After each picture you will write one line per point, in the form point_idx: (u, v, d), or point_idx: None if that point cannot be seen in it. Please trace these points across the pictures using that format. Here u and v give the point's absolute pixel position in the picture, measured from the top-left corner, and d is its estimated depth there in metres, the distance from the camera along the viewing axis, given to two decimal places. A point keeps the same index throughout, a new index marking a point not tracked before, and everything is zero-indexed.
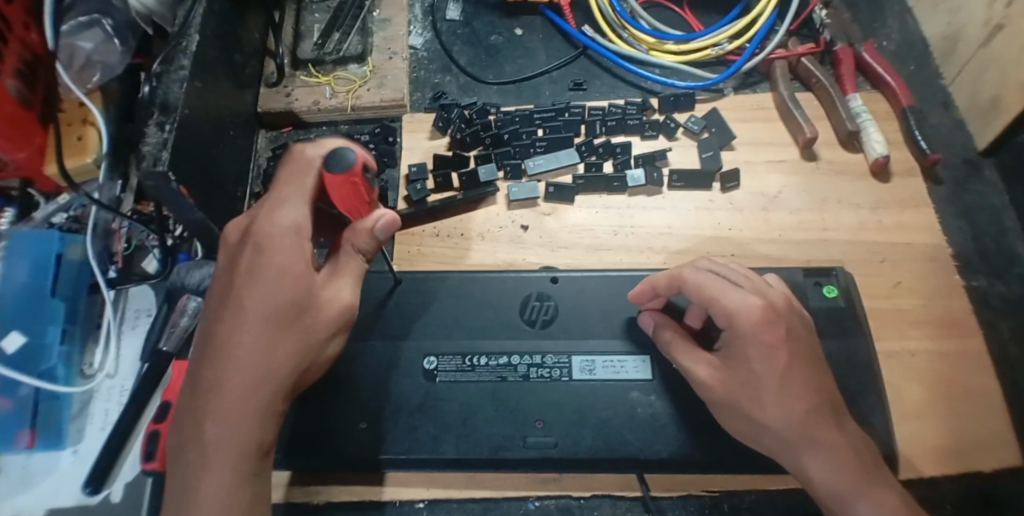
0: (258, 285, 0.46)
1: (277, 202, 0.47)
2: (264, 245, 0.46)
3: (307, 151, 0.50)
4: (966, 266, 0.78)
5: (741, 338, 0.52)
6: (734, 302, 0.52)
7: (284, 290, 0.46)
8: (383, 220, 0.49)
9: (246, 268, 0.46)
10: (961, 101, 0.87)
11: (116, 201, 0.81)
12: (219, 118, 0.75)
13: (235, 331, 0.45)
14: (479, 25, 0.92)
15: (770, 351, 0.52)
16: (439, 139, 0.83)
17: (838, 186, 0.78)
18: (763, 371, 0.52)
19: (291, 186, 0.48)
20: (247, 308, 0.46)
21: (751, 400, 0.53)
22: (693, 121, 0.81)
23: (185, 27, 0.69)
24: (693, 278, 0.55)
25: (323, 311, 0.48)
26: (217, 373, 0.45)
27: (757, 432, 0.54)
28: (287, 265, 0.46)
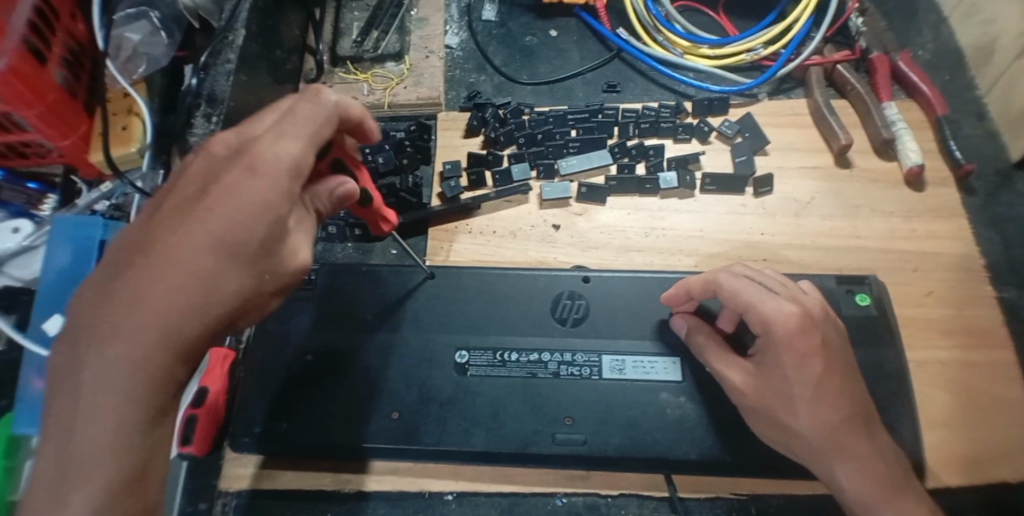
0: (228, 211, 0.38)
1: (280, 132, 0.41)
2: (252, 170, 0.39)
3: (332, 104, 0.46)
4: (998, 277, 0.78)
5: (777, 345, 0.53)
6: (771, 309, 0.54)
7: (257, 229, 0.39)
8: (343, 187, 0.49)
9: (218, 187, 0.39)
10: (997, 112, 0.86)
11: (157, 190, 0.81)
12: (259, 112, 0.77)
13: (186, 254, 0.37)
14: (513, 26, 0.93)
15: (805, 358, 0.53)
16: (473, 137, 0.84)
17: (870, 194, 0.78)
18: (796, 378, 0.53)
19: (304, 120, 0.43)
20: (206, 233, 0.37)
21: (784, 406, 0.54)
22: (727, 125, 0.81)
23: (232, 23, 0.72)
24: (729, 284, 0.57)
25: (281, 266, 0.42)
26: (149, 285, 0.36)
27: (789, 439, 0.55)
28: (263, 195, 0.39)
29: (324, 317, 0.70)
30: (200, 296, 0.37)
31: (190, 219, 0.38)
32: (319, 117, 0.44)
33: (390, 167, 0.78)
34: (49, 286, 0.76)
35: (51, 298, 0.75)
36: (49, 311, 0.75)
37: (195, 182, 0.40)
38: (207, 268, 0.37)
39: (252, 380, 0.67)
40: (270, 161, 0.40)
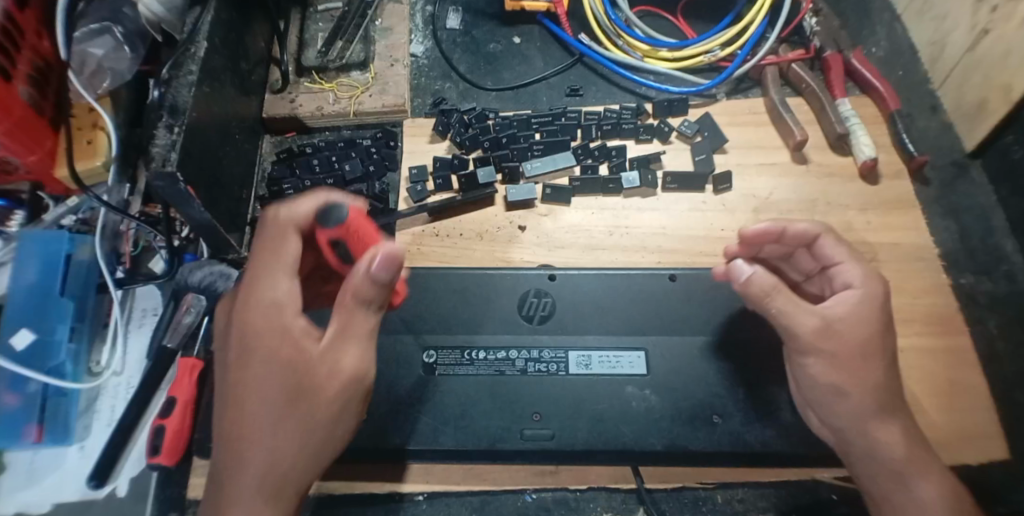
0: (253, 373, 0.47)
1: (257, 285, 0.48)
2: (248, 324, 0.47)
3: (291, 218, 0.51)
4: (954, 265, 0.80)
5: (870, 301, 0.55)
6: (864, 268, 0.57)
7: (276, 378, 0.47)
8: (380, 257, 0.44)
9: (235, 347, 0.48)
10: (948, 105, 0.88)
11: (125, 203, 0.82)
12: (227, 123, 0.77)
13: (239, 416, 0.47)
14: (478, 34, 0.95)
15: (887, 319, 0.56)
16: (439, 143, 0.84)
17: (827, 188, 0.80)
18: (883, 337, 0.55)
19: (271, 251, 0.50)
20: (246, 392, 0.47)
21: (867, 359, 0.54)
22: (686, 125, 0.83)
23: (194, 34, 0.73)
24: (837, 239, 0.59)
25: (324, 389, 0.47)
26: (234, 461, 0.47)
27: (851, 389, 0.54)
28: (269, 351, 0.47)
29: None
30: (272, 457, 0.47)
31: (234, 388, 0.47)
32: (284, 235, 0.50)
33: (357, 175, 0.82)
34: (17, 301, 0.75)
35: (17, 313, 0.74)
36: (15, 326, 0.74)
37: (222, 363, 0.49)
38: (261, 419, 0.47)
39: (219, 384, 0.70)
40: (255, 311, 0.47)
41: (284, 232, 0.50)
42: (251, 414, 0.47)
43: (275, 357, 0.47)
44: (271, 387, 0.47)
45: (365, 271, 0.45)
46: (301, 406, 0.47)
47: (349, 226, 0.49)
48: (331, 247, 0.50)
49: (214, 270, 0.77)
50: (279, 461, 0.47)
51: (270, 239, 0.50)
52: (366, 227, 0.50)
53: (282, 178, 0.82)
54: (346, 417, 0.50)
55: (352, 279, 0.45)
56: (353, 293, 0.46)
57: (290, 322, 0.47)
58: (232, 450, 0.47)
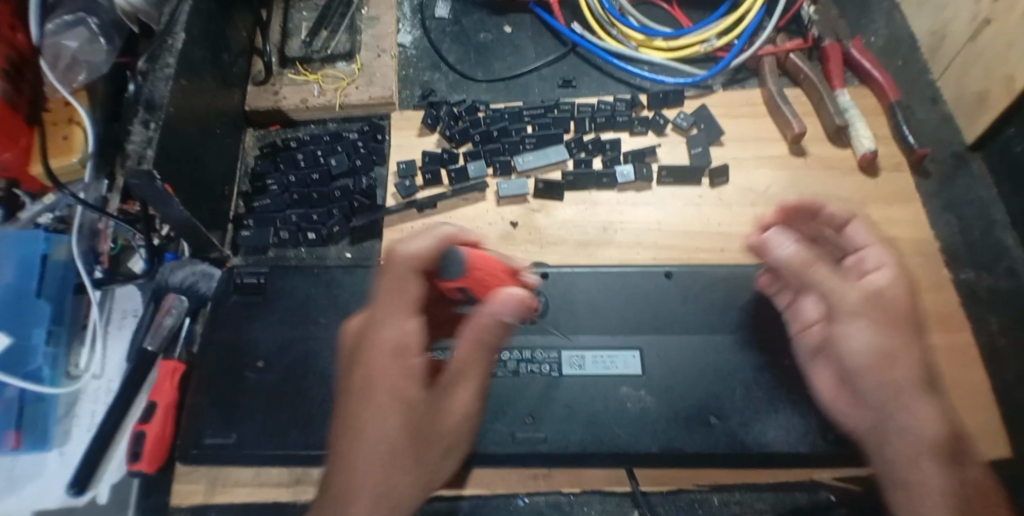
0: (364, 412, 0.43)
1: (377, 322, 0.44)
2: (371, 366, 0.44)
3: (412, 255, 0.45)
4: (955, 260, 0.78)
5: (894, 277, 0.55)
6: (888, 251, 0.58)
7: (396, 419, 0.43)
8: (508, 303, 0.44)
9: (354, 380, 0.44)
10: (949, 96, 0.86)
11: (103, 200, 0.78)
12: (208, 117, 0.75)
13: (348, 452, 0.43)
14: (467, 23, 0.92)
15: (914, 297, 0.55)
16: (428, 136, 0.82)
17: (826, 181, 0.78)
18: (906, 307, 0.53)
19: (394, 289, 0.45)
20: (362, 435, 0.43)
21: (897, 329, 0.52)
22: (682, 117, 0.81)
23: (172, 26, 0.69)
24: (868, 226, 0.60)
25: (443, 426, 0.47)
26: (342, 496, 0.41)
27: (892, 363, 0.51)
28: (394, 391, 0.43)
29: (277, 322, 0.69)
30: (386, 498, 0.42)
31: (348, 425, 0.44)
32: (405, 276, 0.45)
33: (343, 170, 0.79)
34: None
35: None
36: None
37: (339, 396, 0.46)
38: (377, 458, 0.42)
39: (202, 389, 0.66)
40: (380, 354, 0.43)
41: (404, 272, 0.45)
42: (363, 452, 0.42)
43: (398, 402, 0.43)
44: (390, 431, 0.43)
45: (490, 316, 0.44)
46: (422, 441, 0.45)
47: (468, 273, 0.49)
48: (454, 291, 0.50)
49: (196, 270, 0.74)
50: (392, 502, 0.43)
51: (386, 278, 0.45)
52: (485, 263, 0.50)
53: (265, 174, 0.80)
54: (452, 452, 0.50)
55: (471, 325, 0.45)
56: (475, 339, 0.45)
57: (412, 362, 0.44)
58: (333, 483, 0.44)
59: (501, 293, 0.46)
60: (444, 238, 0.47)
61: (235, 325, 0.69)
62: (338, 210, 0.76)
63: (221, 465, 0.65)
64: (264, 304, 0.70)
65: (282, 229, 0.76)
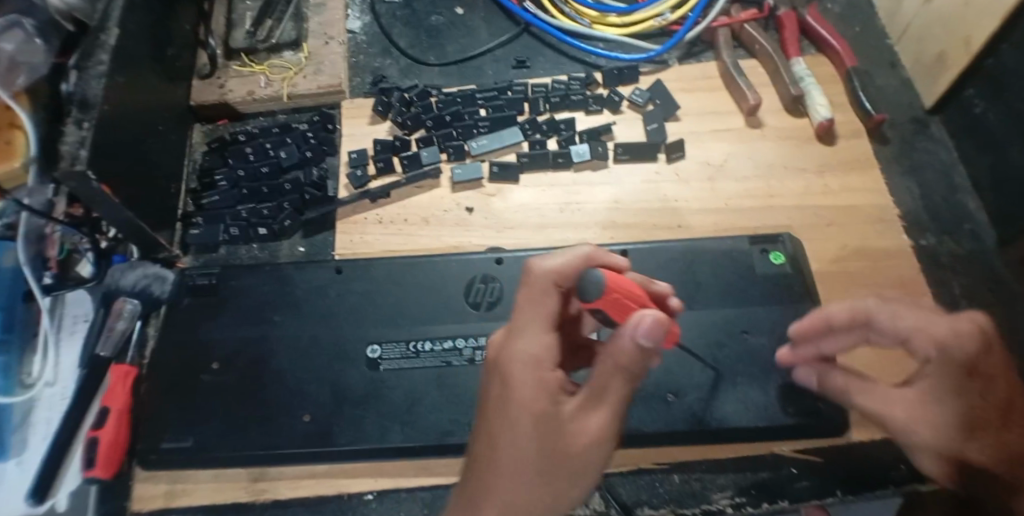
0: (495, 426, 0.39)
1: (514, 330, 0.40)
2: (505, 378, 0.39)
3: (552, 267, 0.41)
4: (914, 225, 0.75)
5: (954, 369, 0.46)
6: (944, 327, 0.46)
7: (525, 434, 0.39)
8: (646, 327, 0.37)
9: (489, 390, 0.41)
10: (907, 60, 0.85)
11: (49, 204, 0.76)
12: (148, 113, 0.72)
13: (483, 468, 0.40)
14: (418, 6, 0.90)
15: (988, 380, 0.46)
16: (379, 123, 0.80)
17: (783, 152, 0.77)
18: (978, 404, 0.46)
19: (529, 301, 0.41)
20: (496, 450, 0.40)
21: (965, 441, 0.47)
22: (638, 93, 0.80)
23: (105, 21, 0.66)
24: (892, 303, 0.49)
25: (574, 450, 0.40)
26: (480, 503, 0.40)
27: (969, 473, 0.48)
28: (526, 406, 0.39)
29: (231, 321, 0.67)
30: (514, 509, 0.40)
31: (483, 440, 0.40)
32: (542, 287, 0.40)
33: (293, 162, 0.77)
34: None
35: None
36: None
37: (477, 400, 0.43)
38: (509, 473, 0.39)
39: (157, 392, 0.64)
40: (513, 366, 0.39)
41: (542, 282, 0.41)
42: (498, 464, 0.40)
43: (529, 420, 0.39)
44: (523, 446, 0.39)
45: (627, 340, 0.37)
46: (553, 465, 0.40)
47: (609, 291, 0.43)
48: (590, 311, 0.45)
49: (148, 272, 0.71)
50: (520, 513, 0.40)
51: (519, 291, 0.42)
52: (624, 283, 0.44)
53: (214, 169, 0.78)
54: (584, 479, 0.42)
55: (613, 350, 0.38)
56: (617, 367, 0.39)
57: (547, 376, 0.39)
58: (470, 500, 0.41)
59: (636, 316, 0.38)
60: (583, 254, 0.43)
61: (190, 326, 0.67)
62: (288, 203, 0.75)
63: (179, 469, 0.63)
64: (215, 303, 0.68)
65: (232, 225, 0.74)
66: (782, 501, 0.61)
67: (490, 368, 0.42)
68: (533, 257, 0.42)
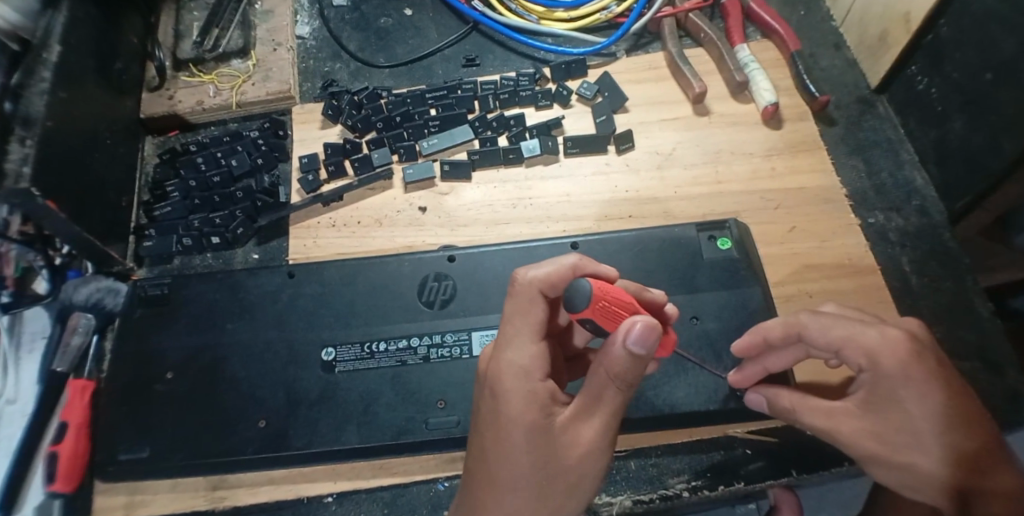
0: (490, 433, 0.41)
1: (503, 343, 0.41)
2: (498, 388, 0.40)
3: (535, 280, 0.42)
4: (862, 204, 0.75)
5: (887, 379, 0.46)
6: (871, 336, 0.47)
7: (520, 445, 0.40)
8: (637, 333, 0.38)
9: (481, 400, 0.42)
10: (852, 41, 0.86)
11: (4, 223, 0.68)
12: (93, 127, 0.71)
13: (481, 476, 0.41)
14: (367, 9, 0.91)
15: (925, 385, 0.45)
16: (330, 127, 0.81)
17: (731, 137, 0.78)
18: (918, 412, 0.46)
19: (519, 312, 0.42)
20: (492, 458, 0.41)
21: (909, 449, 0.46)
22: (586, 86, 0.81)
23: (47, 39, 0.66)
24: (820, 315, 0.50)
25: (569, 458, 0.41)
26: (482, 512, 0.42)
27: (919, 481, 0.47)
28: (517, 418, 0.39)
29: (184, 330, 0.67)
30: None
31: (481, 447, 0.41)
32: (529, 299, 0.42)
33: (245, 170, 0.77)
34: None
35: None
36: None
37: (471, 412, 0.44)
38: (506, 483, 0.41)
39: (112, 402, 0.64)
40: (504, 375, 0.40)
41: (530, 295, 0.42)
42: (496, 475, 0.41)
43: (525, 427, 0.40)
44: (518, 456, 0.40)
45: (620, 348, 0.38)
46: (548, 473, 0.41)
47: (597, 303, 0.42)
48: (579, 324, 0.44)
49: (99, 285, 0.71)
50: None
51: (506, 304, 0.43)
52: (614, 291, 0.43)
53: (166, 181, 0.78)
54: (581, 485, 0.43)
55: (607, 359, 0.39)
56: (610, 376, 0.40)
57: (537, 386, 0.40)
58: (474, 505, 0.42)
59: (627, 323, 0.39)
60: (566, 264, 0.44)
61: (143, 336, 0.67)
62: (240, 211, 0.74)
63: (137, 479, 0.63)
64: (167, 313, 0.68)
65: (185, 235, 0.74)
66: (737, 483, 0.61)
67: (482, 380, 0.42)
68: (518, 269, 0.44)
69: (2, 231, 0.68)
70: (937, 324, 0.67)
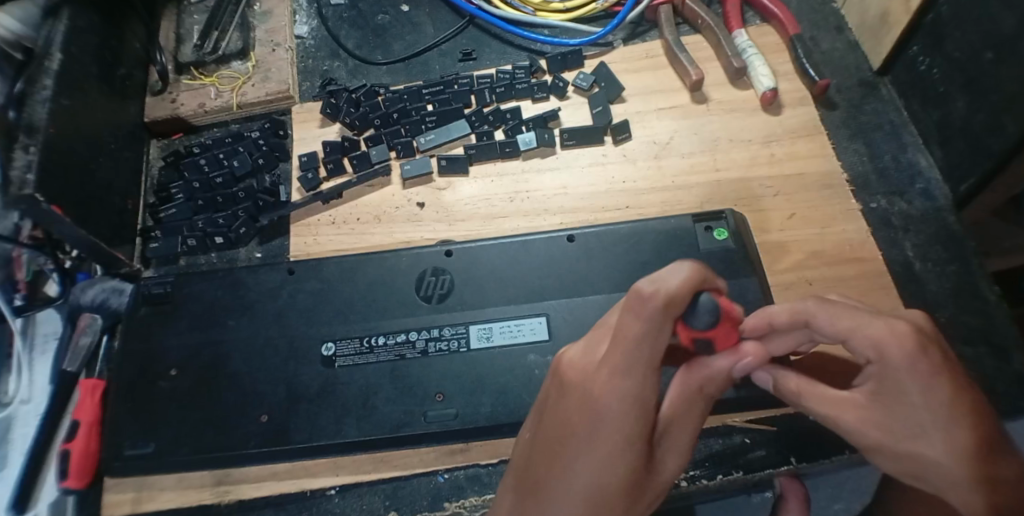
0: (582, 453, 0.41)
1: (617, 366, 0.41)
2: (609, 413, 0.41)
3: (668, 300, 0.39)
4: (864, 189, 0.74)
5: (895, 374, 0.42)
6: (878, 327, 0.43)
7: (613, 469, 0.41)
8: (748, 359, 0.46)
9: (575, 415, 0.42)
10: (853, 22, 0.84)
11: (15, 229, 0.71)
12: (97, 133, 0.73)
13: (554, 490, 0.42)
14: (365, 7, 0.91)
15: (931, 377, 0.41)
16: (329, 126, 0.82)
17: (729, 125, 0.77)
18: (924, 404, 0.42)
19: (643, 336, 0.40)
20: (576, 475, 0.41)
21: (914, 438, 0.43)
22: (582, 77, 0.81)
23: (48, 47, 0.68)
24: (824, 303, 0.46)
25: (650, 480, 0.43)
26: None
27: (924, 470, 0.43)
28: (618, 443, 0.41)
29: (185, 327, 0.68)
30: None
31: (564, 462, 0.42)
32: (660, 323, 0.39)
33: (246, 170, 0.78)
34: None
35: None
36: None
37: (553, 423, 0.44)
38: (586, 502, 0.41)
39: (119, 400, 0.66)
40: (618, 400, 0.40)
41: (660, 322, 0.39)
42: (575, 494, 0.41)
43: (625, 455, 0.41)
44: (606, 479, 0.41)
45: (727, 367, 0.46)
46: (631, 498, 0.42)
47: (718, 334, 0.43)
48: (690, 339, 0.44)
49: (106, 287, 0.72)
50: None
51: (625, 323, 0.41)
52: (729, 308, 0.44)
53: (170, 184, 0.80)
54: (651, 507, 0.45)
55: (714, 379, 0.46)
56: (704, 393, 0.45)
57: (643, 416, 0.41)
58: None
59: (733, 346, 0.46)
60: (699, 279, 0.40)
61: (148, 333, 0.68)
62: (242, 211, 0.76)
63: (143, 474, 0.64)
64: (170, 310, 0.69)
65: (189, 236, 0.75)
66: (736, 471, 0.61)
67: (580, 394, 0.42)
68: (640, 285, 0.40)
69: (12, 235, 0.70)
70: (942, 310, 0.66)
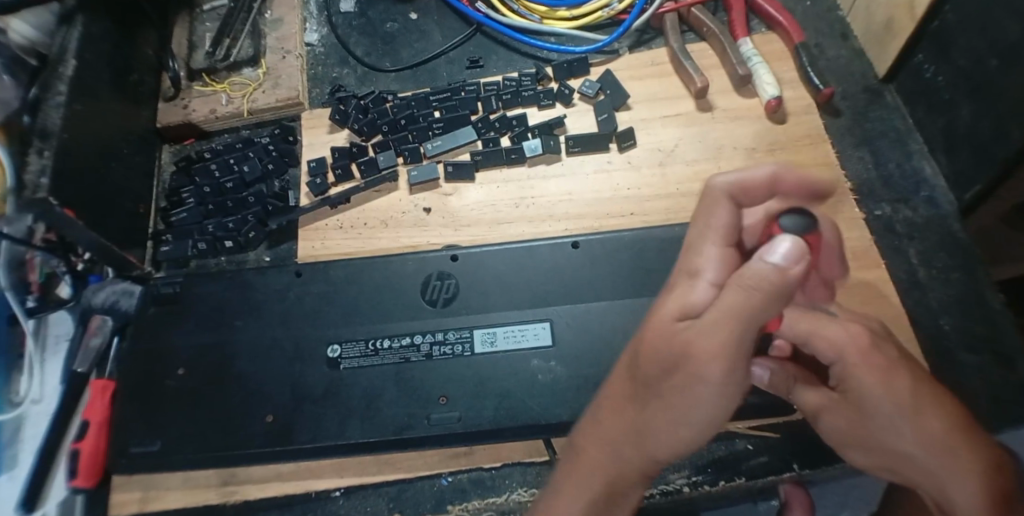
0: (648, 322, 0.41)
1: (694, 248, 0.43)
2: (694, 327, 0.39)
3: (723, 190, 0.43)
4: (868, 196, 0.74)
5: (854, 374, 0.44)
6: (835, 330, 0.45)
7: (666, 329, 0.39)
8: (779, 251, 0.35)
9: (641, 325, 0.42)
10: (858, 30, 0.84)
11: (29, 231, 0.72)
12: (109, 137, 0.74)
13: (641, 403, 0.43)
14: (374, 14, 0.93)
15: (887, 373, 0.43)
16: (337, 131, 0.83)
17: (733, 132, 0.78)
18: (887, 399, 0.42)
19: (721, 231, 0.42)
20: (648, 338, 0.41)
21: (882, 431, 0.43)
22: (588, 85, 0.81)
23: (62, 54, 0.69)
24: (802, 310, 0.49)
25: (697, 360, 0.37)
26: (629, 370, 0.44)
27: (898, 463, 0.44)
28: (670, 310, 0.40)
29: (194, 327, 0.69)
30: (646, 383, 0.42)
31: (651, 392, 0.41)
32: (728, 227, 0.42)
33: (256, 176, 0.80)
34: None
35: None
36: None
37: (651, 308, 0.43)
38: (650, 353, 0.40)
39: (128, 399, 0.67)
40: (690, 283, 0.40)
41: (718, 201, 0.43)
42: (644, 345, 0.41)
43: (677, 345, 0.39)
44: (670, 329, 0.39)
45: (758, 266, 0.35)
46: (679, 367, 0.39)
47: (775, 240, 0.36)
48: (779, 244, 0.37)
49: (117, 289, 0.73)
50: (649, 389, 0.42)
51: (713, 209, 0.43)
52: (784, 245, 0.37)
53: (180, 188, 0.81)
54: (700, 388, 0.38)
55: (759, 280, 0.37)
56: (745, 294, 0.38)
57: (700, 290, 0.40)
58: (620, 445, 0.45)
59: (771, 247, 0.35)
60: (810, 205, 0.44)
61: (155, 333, 0.69)
62: (252, 216, 0.77)
63: (152, 474, 0.65)
64: (177, 311, 0.70)
65: (200, 239, 0.76)
66: (738, 478, 0.61)
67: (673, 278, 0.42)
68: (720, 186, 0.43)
69: (25, 238, 0.71)
70: (944, 317, 0.66)
